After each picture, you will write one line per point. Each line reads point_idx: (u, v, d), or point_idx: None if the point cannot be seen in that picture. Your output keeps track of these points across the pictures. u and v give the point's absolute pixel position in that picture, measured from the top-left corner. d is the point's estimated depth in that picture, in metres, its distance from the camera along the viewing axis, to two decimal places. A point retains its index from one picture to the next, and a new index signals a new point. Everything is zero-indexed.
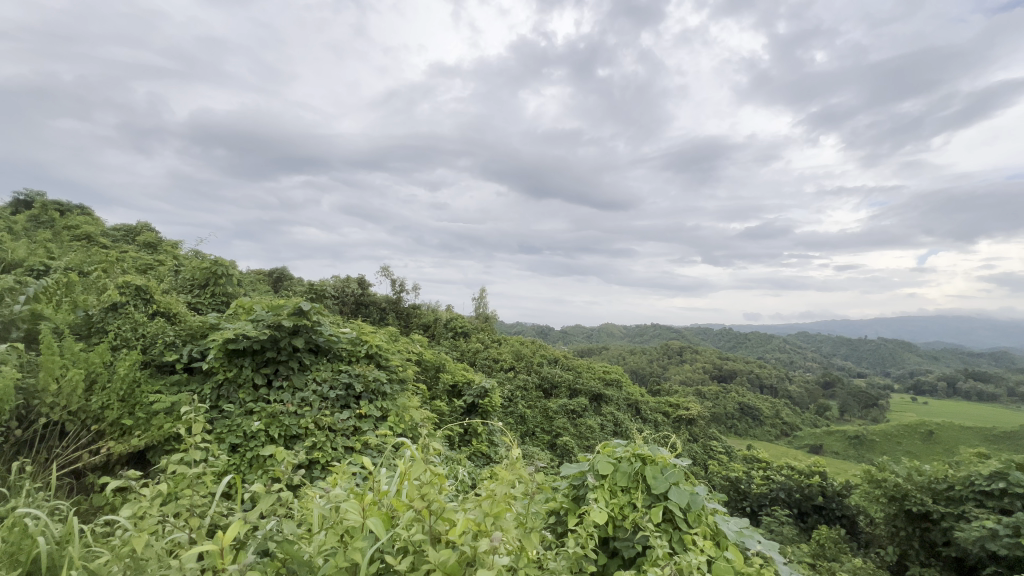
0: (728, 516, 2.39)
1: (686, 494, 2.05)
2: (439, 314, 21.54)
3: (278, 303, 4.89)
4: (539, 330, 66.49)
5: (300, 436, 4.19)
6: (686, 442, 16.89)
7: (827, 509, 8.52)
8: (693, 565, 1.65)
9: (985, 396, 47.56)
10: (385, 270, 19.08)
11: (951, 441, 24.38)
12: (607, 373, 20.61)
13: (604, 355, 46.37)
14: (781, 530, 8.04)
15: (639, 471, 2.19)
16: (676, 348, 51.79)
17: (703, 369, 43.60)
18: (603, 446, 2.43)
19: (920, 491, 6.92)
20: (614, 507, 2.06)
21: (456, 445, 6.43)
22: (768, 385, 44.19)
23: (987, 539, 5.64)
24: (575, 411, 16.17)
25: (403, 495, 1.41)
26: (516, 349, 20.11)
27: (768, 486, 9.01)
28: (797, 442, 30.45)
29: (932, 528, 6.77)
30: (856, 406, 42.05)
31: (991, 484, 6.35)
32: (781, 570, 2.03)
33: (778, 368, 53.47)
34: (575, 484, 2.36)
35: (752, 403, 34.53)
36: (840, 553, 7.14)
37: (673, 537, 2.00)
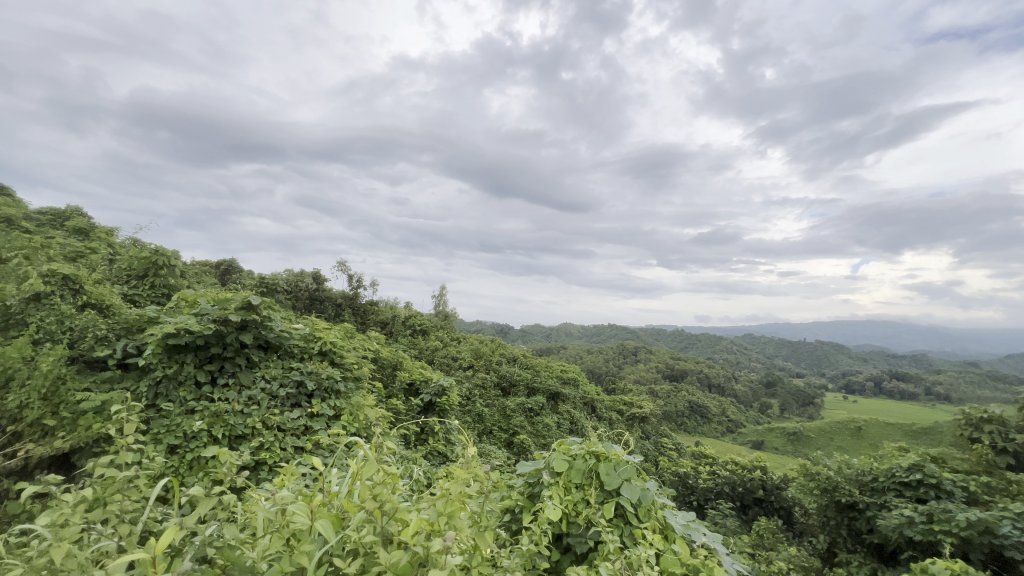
0: (676, 510, 2.48)
1: (638, 490, 2.12)
2: (398, 311, 21.19)
3: (225, 297, 4.63)
4: (498, 329, 66.61)
5: (246, 436, 4.01)
6: (639, 439, 17.45)
7: (766, 501, 9.02)
8: (642, 558, 1.71)
9: (906, 395, 51.75)
10: (342, 264, 18.56)
11: (877, 436, 26.34)
12: (565, 371, 20.94)
13: (562, 354, 47.14)
14: (724, 522, 8.43)
15: (593, 468, 2.24)
16: (632, 348, 53.35)
17: (656, 369, 45.17)
18: (559, 443, 2.47)
19: (849, 483, 7.45)
20: (567, 504, 2.09)
21: (412, 445, 6.36)
22: (715, 385, 46.27)
23: (904, 526, 6.15)
24: (533, 410, 16.31)
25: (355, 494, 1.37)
26: (475, 348, 20.05)
27: (714, 480, 9.46)
28: (741, 439, 32.04)
29: (857, 517, 7.26)
30: (794, 404, 44.75)
31: (909, 475, 6.92)
32: (724, 561, 2.12)
33: (725, 368, 56.15)
34: (530, 482, 2.39)
35: (700, 402, 36.13)
36: (777, 542, 7.57)
37: (624, 532, 2.04)
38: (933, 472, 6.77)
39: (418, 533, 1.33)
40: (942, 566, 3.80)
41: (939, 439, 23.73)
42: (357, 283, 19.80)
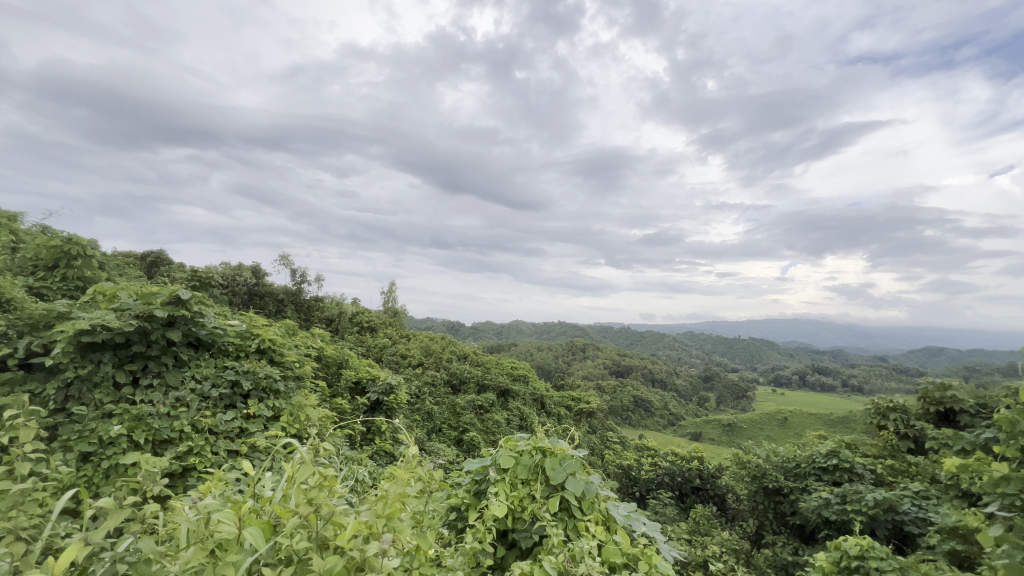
0: (618, 501, 2.55)
1: (582, 483, 2.16)
2: (345, 307, 20.55)
3: (150, 291, 4.25)
4: (449, 326, 66.18)
5: (173, 440, 3.74)
6: (586, 434, 17.91)
7: (703, 489, 9.53)
8: (585, 551, 1.75)
9: (826, 387, 56.40)
10: (284, 258, 17.71)
11: (800, 425, 28.56)
12: (515, 368, 21.10)
13: (513, 351, 47.51)
14: (664, 511, 8.85)
15: (539, 464, 2.27)
16: (580, 345, 54.62)
17: (603, 366, 46.55)
18: (506, 440, 2.48)
19: (775, 470, 8.01)
20: (513, 500, 2.12)
21: (357, 444, 6.19)
22: (658, 380, 48.34)
23: (822, 507, 6.70)
24: (483, 407, 16.34)
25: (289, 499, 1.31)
26: (425, 345, 19.80)
27: (655, 471, 9.89)
28: (681, 431, 33.69)
29: (782, 501, 7.83)
30: (729, 397, 47.57)
31: (827, 460, 7.55)
32: (662, 548, 2.21)
33: (668, 364, 58.76)
34: (477, 479, 2.38)
35: (644, 397, 37.65)
36: (711, 527, 8.02)
37: (568, 525, 2.09)
38: (847, 457, 7.43)
39: (355, 536, 1.30)
40: (853, 543, 4.16)
41: (853, 428, 25.98)
42: (301, 278, 19.04)
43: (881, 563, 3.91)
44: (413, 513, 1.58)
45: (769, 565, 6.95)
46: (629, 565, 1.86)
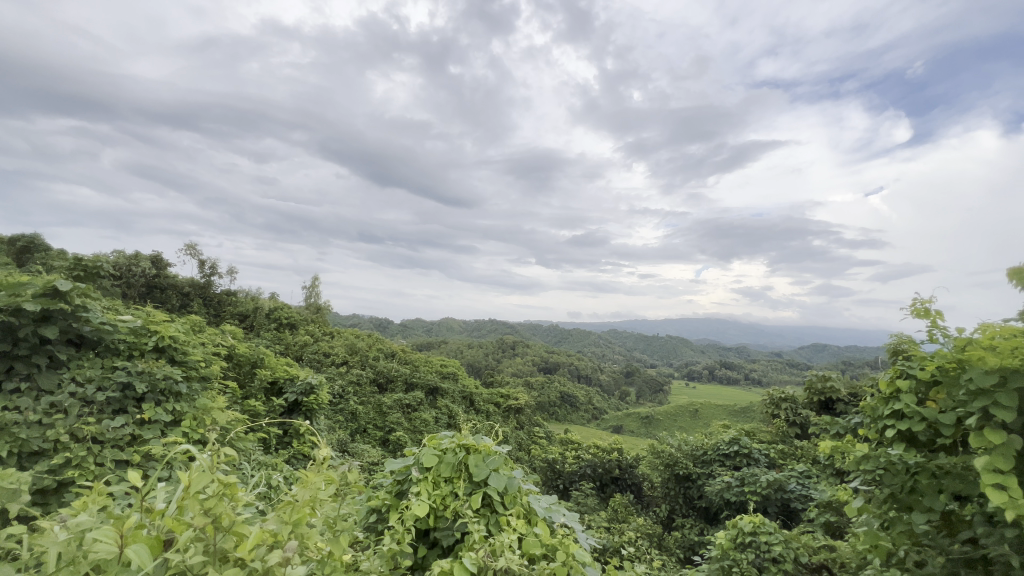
0: (540, 494, 2.60)
1: (504, 478, 2.19)
2: (262, 302, 19.20)
3: (17, 280, 3.64)
4: (376, 324, 64.05)
5: (47, 452, 3.28)
6: (513, 430, 18.18)
7: (621, 479, 10.02)
8: (505, 544, 1.78)
9: (731, 380, 61.82)
10: (191, 248, 16.19)
11: (709, 416, 30.99)
12: (444, 365, 20.88)
13: (442, 349, 47.06)
14: (585, 501, 9.23)
15: (462, 461, 2.27)
16: (510, 343, 55.23)
17: (531, 364, 47.56)
18: (430, 438, 2.45)
19: (686, 458, 8.65)
20: (435, 499, 2.10)
21: (271, 449, 5.80)
22: (584, 376, 50.21)
23: (724, 489, 7.35)
24: (410, 406, 16.00)
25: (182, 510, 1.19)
26: (350, 343, 19.02)
27: (578, 464, 10.26)
28: (604, 425, 35.25)
29: (691, 486, 8.48)
30: (647, 391, 50.55)
31: (729, 447, 8.30)
32: (579, 537, 2.29)
33: (592, 361, 61.21)
34: (398, 480, 2.32)
35: (570, 392, 39.01)
36: (628, 515, 8.47)
37: (490, 520, 2.10)
38: (746, 444, 8.23)
39: (258, 546, 1.22)
40: (748, 521, 4.60)
41: (753, 418, 28.67)
42: (211, 270, 17.47)
43: (770, 537, 4.38)
44: (325, 518, 1.52)
45: (678, 546, 7.49)
46: (547, 555, 1.91)
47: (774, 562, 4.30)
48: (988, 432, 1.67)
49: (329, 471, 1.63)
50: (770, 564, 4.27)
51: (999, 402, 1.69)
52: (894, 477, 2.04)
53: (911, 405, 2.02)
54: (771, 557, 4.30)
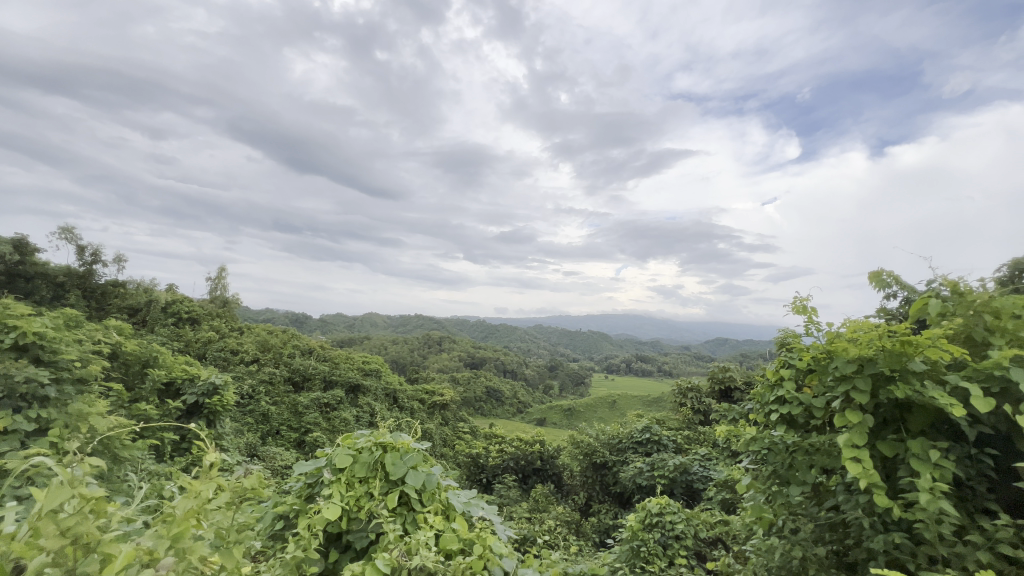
0: (460, 489, 2.58)
1: (422, 476, 2.15)
2: (156, 294, 17.25)
3: None
4: (292, 318, 60.28)
5: None
6: (438, 427, 18.01)
7: (543, 470, 10.33)
8: (420, 543, 1.75)
9: (645, 372, 65.94)
10: (67, 233, 14.18)
11: (625, 406, 32.85)
12: (367, 361, 20.13)
13: (366, 345, 45.42)
14: (507, 493, 9.38)
15: (378, 460, 2.20)
16: (436, 338, 54.53)
17: (457, 359, 47.40)
18: (344, 438, 2.36)
19: (603, 447, 9.10)
20: (348, 500, 2.02)
21: (165, 457, 5.25)
22: (510, 370, 50.94)
23: (637, 475, 7.84)
24: (329, 405, 15.26)
25: (36, 533, 1.05)
26: (261, 339, 17.69)
27: (501, 457, 10.41)
28: (528, 418, 36.06)
29: (607, 473, 8.94)
30: (570, 385, 52.48)
31: (642, 435, 8.87)
32: (498, 530, 2.31)
33: (518, 356, 62.27)
34: (309, 483, 2.21)
35: (496, 387, 39.44)
36: (548, 504, 8.75)
37: (407, 519, 2.06)
38: (656, 432, 8.84)
39: (129, 566, 1.11)
40: (655, 503, 4.96)
41: (664, 406, 30.80)
42: (93, 258, 15.39)
43: (674, 517, 4.76)
44: (217, 529, 1.40)
45: (594, 530, 7.88)
46: (464, 549, 1.91)
47: (677, 539, 4.68)
48: (849, 413, 1.94)
49: (221, 479, 1.49)
50: (673, 541, 4.64)
51: (857, 386, 1.96)
52: (776, 456, 2.30)
53: (791, 391, 2.28)
54: (674, 534, 4.68)
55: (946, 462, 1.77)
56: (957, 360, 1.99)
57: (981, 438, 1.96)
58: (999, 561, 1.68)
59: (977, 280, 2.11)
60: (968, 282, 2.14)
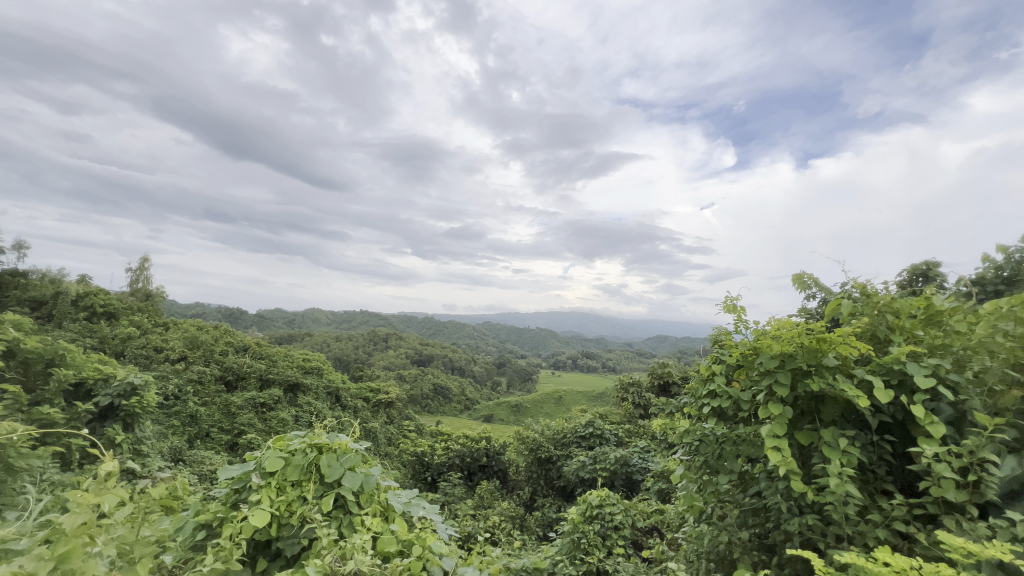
0: (400, 490, 2.52)
1: (360, 477, 2.09)
2: (65, 286, 15.59)
3: None
4: (225, 313, 56.59)
5: None
6: (383, 426, 17.58)
7: (488, 466, 10.36)
8: (355, 547, 1.71)
9: (590, 368, 67.78)
10: None
11: (570, 402, 33.62)
12: (308, 359, 19.27)
13: (307, 342, 43.53)
14: (453, 491, 9.34)
15: (313, 462, 2.11)
16: (382, 335, 53.19)
17: (403, 356, 46.51)
18: (276, 440, 2.24)
19: (548, 442, 9.26)
20: (279, 506, 1.93)
21: (73, 465, 4.77)
22: (458, 367, 50.65)
23: (580, 468, 8.05)
24: (265, 404, 14.48)
25: None
26: (189, 335, 16.48)
27: (446, 455, 10.32)
28: (475, 415, 35.99)
29: (551, 467, 9.12)
30: (517, 381, 52.96)
31: (585, 430, 9.10)
32: (439, 529, 2.28)
33: (466, 353, 61.97)
34: (236, 489, 2.09)
35: (443, 384, 39.07)
36: (493, 500, 8.79)
37: (343, 522, 1.99)
38: (599, 426, 9.10)
39: None
40: (595, 495, 5.12)
41: (607, 401, 31.86)
42: None
43: (613, 508, 4.94)
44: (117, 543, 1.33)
45: (538, 524, 8.01)
46: (402, 551, 1.89)
47: (615, 529, 4.86)
48: (771, 406, 2.09)
49: (121, 488, 1.38)
50: (612, 531, 4.81)
51: (779, 380, 2.12)
52: (707, 447, 2.44)
53: (722, 385, 2.42)
54: (613, 525, 4.86)
55: (852, 449, 1.95)
56: (864, 355, 2.20)
57: (881, 426, 2.18)
58: (894, 537, 1.87)
59: (882, 283, 2.33)
60: (874, 284, 2.36)
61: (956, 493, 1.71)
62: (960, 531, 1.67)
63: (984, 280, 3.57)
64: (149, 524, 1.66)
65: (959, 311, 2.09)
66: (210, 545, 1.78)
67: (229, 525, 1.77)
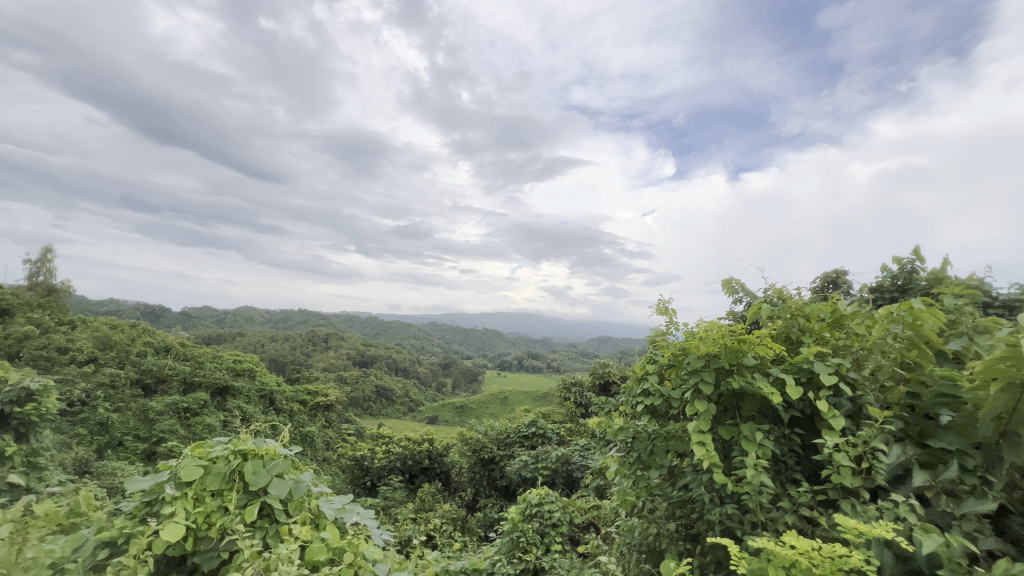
0: (334, 495, 2.42)
1: (288, 484, 1.98)
2: None
3: None
4: (145, 310, 51.96)
5: None
6: (321, 430, 16.85)
7: (431, 468, 10.21)
8: (281, 558, 1.63)
9: (536, 368, 68.58)
10: None
11: (515, 402, 33.82)
12: (239, 360, 18.08)
13: (238, 342, 40.86)
14: (393, 495, 9.11)
15: (236, 470, 1.98)
16: (322, 335, 51.01)
17: (344, 357, 44.82)
18: (196, 447, 2.08)
19: (491, 442, 9.26)
20: (195, 518, 1.79)
21: None
22: (402, 368, 49.56)
23: (522, 467, 8.13)
24: (188, 410, 13.44)
25: None
26: (100, 335, 14.96)
27: (387, 458, 10.07)
28: (419, 417, 35.32)
29: (494, 468, 9.14)
30: (463, 381, 52.63)
31: (528, 430, 9.18)
32: (373, 535, 2.21)
33: (411, 353, 60.74)
34: (146, 501, 1.92)
35: (387, 385, 38.09)
36: (435, 502, 8.68)
37: (268, 532, 1.89)
38: (542, 425, 9.22)
39: None
40: (535, 494, 5.19)
41: (552, 400, 32.36)
42: None
43: (552, 505, 5.04)
44: None
45: (479, 524, 7.99)
46: (333, 559, 1.83)
47: (554, 527, 4.95)
48: (697, 403, 2.22)
49: None
50: (551, 528, 4.90)
51: (705, 379, 2.26)
52: (640, 444, 2.55)
53: (655, 384, 2.53)
54: (552, 522, 4.95)
55: (766, 441, 2.11)
56: (779, 355, 2.39)
57: (793, 420, 2.37)
58: (800, 522, 2.04)
59: (796, 289, 2.55)
60: (790, 290, 2.57)
61: (852, 479, 1.89)
62: (854, 513, 1.84)
63: (883, 287, 3.99)
64: (37, 544, 1.50)
65: (858, 316, 2.32)
66: (111, 564, 1.63)
67: (134, 541, 1.64)
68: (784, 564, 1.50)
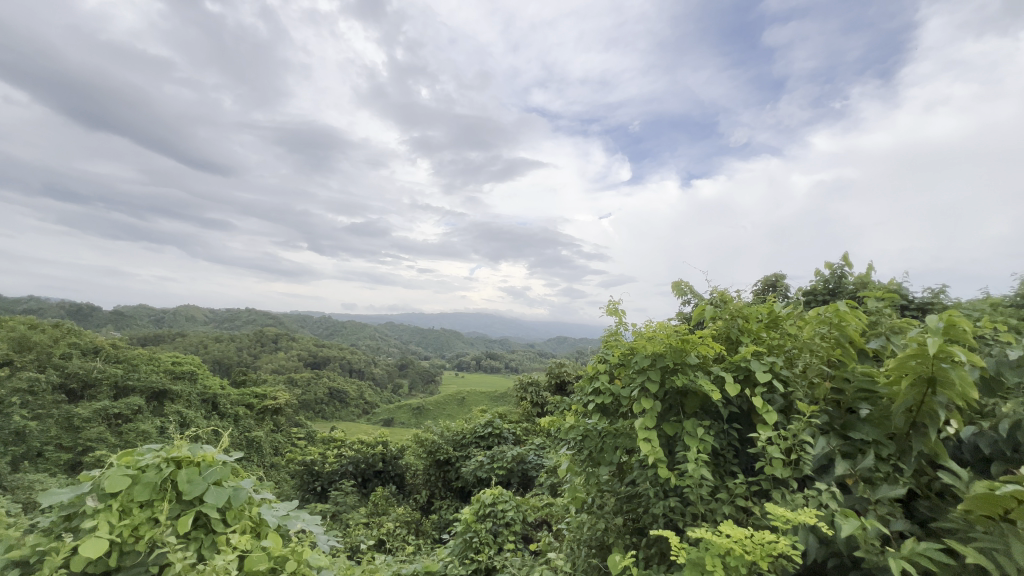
0: (278, 502, 2.32)
1: (227, 491, 1.87)
2: None
3: None
4: (70, 309, 47.81)
5: None
6: (268, 434, 16.12)
7: (384, 471, 10.01)
8: (216, 570, 1.55)
9: (493, 368, 68.63)
10: None
11: (473, 402, 33.66)
12: (179, 361, 17.01)
13: (178, 343, 38.40)
14: (344, 500, 8.84)
15: (168, 479, 1.85)
16: (271, 335, 48.81)
17: (295, 359, 43.06)
18: (123, 455, 1.94)
19: (447, 443, 9.18)
20: (121, 532, 1.67)
21: None
22: (356, 369, 48.24)
23: (477, 468, 8.12)
24: (120, 416, 12.50)
25: None
26: (16, 335, 13.65)
27: (339, 462, 9.76)
28: (374, 419, 34.51)
29: (449, 469, 9.07)
30: (419, 382, 51.86)
31: (484, 430, 9.17)
32: (318, 541, 2.13)
33: (367, 354, 59.21)
34: (66, 515, 1.77)
35: (340, 387, 36.94)
36: (388, 506, 8.51)
37: (204, 543, 1.80)
38: (498, 425, 9.23)
39: None
40: (489, 494, 5.18)
41: (509, 400, 32.47)
42: None
43: (505, 505, 5.06)
44: None
45: (433, 527, 7.90)
46: (274, 569, 1.76)
47: (507, 526, 4.98)
48: (644, 400, 2.29)
49: None
50: (503, 528, 4.92)
51: (651, 377, 2.34)
52: (590, 441, 2.60)
53: (606, 382, 2.60)
54: (505, 522, 4.97)
55: (706, 436, 2.21)
56: (720, 354, 2.51)
57: (732, 415, 2.50)
58: (736, 512, 2.15)
59: (737, 291, 2.68)
60: (731, 293, 2.71)
61: (782, 469, 2.01)
62: (784, 501, 1.96)
63: (816, 290, 4.26)
64: None
65: (791, 316, 2.48)
66: None
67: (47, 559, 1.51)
68: (719, 552, 1.58)
